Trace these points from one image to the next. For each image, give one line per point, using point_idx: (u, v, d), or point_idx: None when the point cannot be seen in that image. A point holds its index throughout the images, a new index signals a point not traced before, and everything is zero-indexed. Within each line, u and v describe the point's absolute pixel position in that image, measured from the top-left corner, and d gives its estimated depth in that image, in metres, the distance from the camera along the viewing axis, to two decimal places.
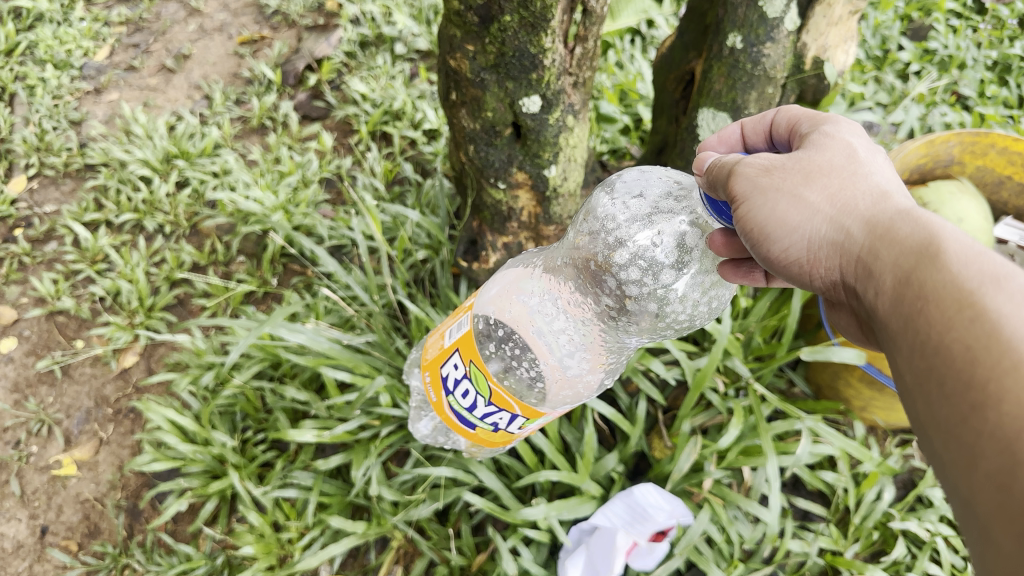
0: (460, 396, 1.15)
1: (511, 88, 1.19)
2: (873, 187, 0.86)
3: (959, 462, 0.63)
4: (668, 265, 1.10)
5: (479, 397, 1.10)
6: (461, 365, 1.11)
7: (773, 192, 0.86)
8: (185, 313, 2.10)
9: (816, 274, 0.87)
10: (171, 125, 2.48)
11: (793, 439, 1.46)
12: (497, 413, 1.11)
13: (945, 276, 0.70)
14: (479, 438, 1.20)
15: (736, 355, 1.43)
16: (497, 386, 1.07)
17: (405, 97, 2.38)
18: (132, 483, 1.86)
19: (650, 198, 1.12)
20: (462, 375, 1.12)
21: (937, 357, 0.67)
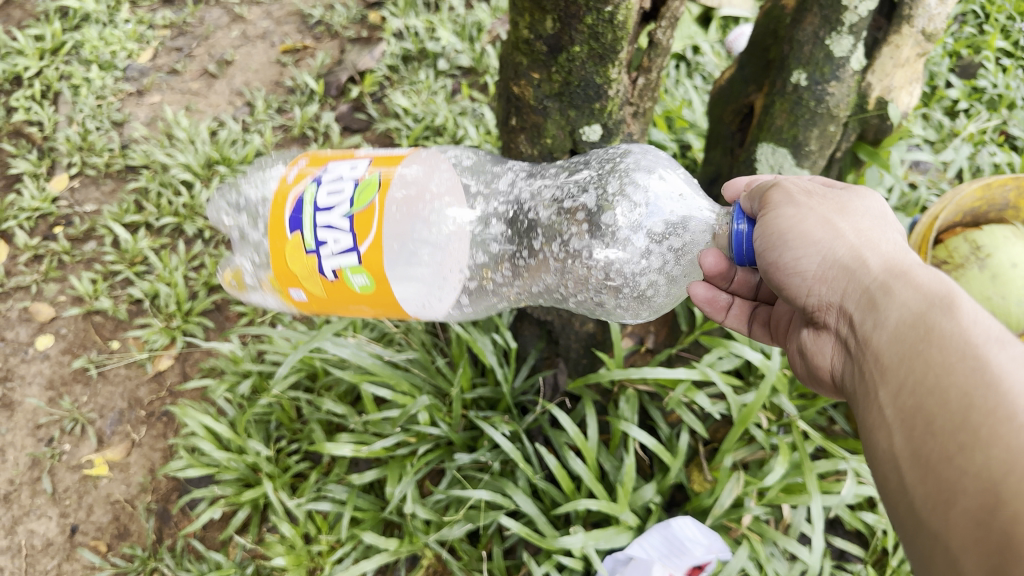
0: (324, 190, 1.11)
1: (573, 116, 1.26)
2: (894, 241, 0.92)
3: (935, 498, 0.67)
4: (661, 206, 1.13)
5: (353, 203, 1.09)
6: (364, 174, 1.11)
7: (806, 210, 0.95)
8: (222, 319, 2.12)
9: (814, 294, 0.92)
10: (213, 130, 2.49)
11: (835, 478, 1.45)
12: (344, 229, 1.09)
13: (953, 325, 0.74)
14: (284, 244, 1.12)
15: (783, 393, 1.43)
16: (378, 203, 1.08)
17: (448, 113, 2.39)
18: (162, 487, 1.86)
19: (682, 179, 1.19)
20: (351, 179, 1.11)
21: (932, 397, 0.72)
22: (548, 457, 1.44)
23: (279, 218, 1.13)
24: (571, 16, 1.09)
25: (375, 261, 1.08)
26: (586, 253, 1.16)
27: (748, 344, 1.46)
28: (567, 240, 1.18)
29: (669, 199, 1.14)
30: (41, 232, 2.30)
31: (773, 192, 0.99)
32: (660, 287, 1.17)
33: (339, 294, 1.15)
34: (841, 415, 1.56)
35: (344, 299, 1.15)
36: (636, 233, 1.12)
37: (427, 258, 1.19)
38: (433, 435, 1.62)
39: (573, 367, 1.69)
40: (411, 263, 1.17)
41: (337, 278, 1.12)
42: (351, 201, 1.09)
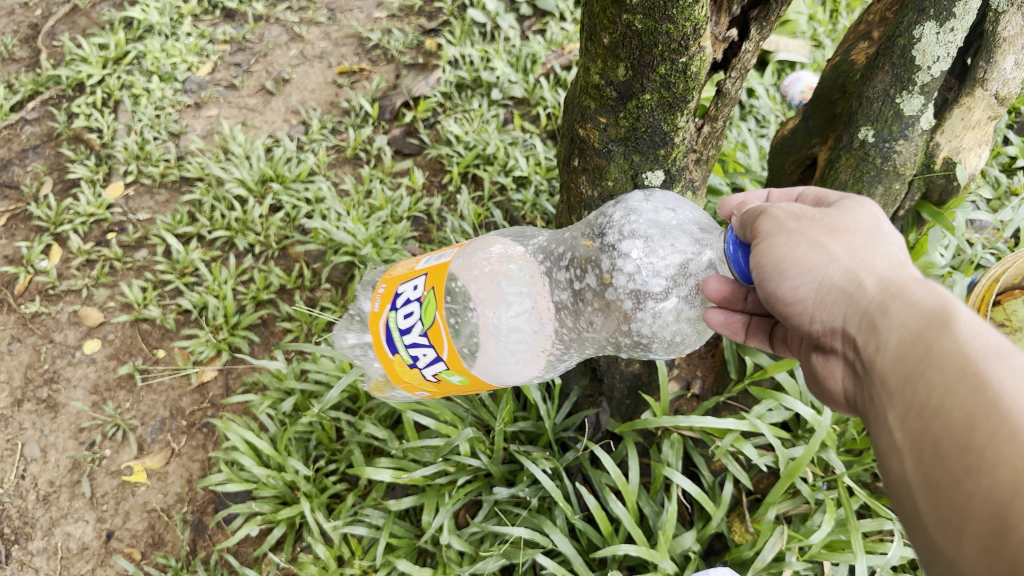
0: (401, 315, 1.20)
1: (637, 161, 1.31)
2: (890, 256, 0.86)
3: (947, 524, 0.62)
4: (658, 268, 1.10)
5: (422, 324, 1.15)
6: (422, 294, 1.16)
7: (797, 236, 0.89)
8: (267, 334, 2.14)
9: (817, 320, 0.88)
10: (268, 147, 2.53)
11: (879, 538, 1.44)
12: (428, 344, 1.15)
13: (951, 342, 0.69)
14: (394, 359, 1.23)
15: (831, 448, 1.42)
16: (440, 318, 1.12)
17: (499, 143, 2.41)
18: (199, 498, 1.87)
19: (678, 217, 1.16)
20: (416, 297, 1.17)
21: (936, 420, 0.66)
22: (588, 497, 1.43)
23: (382, 345, 1.25)
24: (644, 65, 1.12)
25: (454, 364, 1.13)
26: (615, 326, 1.17)
27: (798, 397, 1.44)
28: (584, 314, 1.19)
29: (661, 257, 1.10)
30: (94, 237, 2.34)
31: (763, 221, 0.93)
32: (687, 332, 1.19)
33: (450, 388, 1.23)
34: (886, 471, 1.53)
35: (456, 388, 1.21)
36: (644, 306, 1.11)
37: (522, 323, 1.23)
38: (472, 467, 1.63)
39: (617, 407, 1.69)
40: (506, 335, 1.23)
41: (438, 380, 1.19)
42: (419, 320, 1.15)
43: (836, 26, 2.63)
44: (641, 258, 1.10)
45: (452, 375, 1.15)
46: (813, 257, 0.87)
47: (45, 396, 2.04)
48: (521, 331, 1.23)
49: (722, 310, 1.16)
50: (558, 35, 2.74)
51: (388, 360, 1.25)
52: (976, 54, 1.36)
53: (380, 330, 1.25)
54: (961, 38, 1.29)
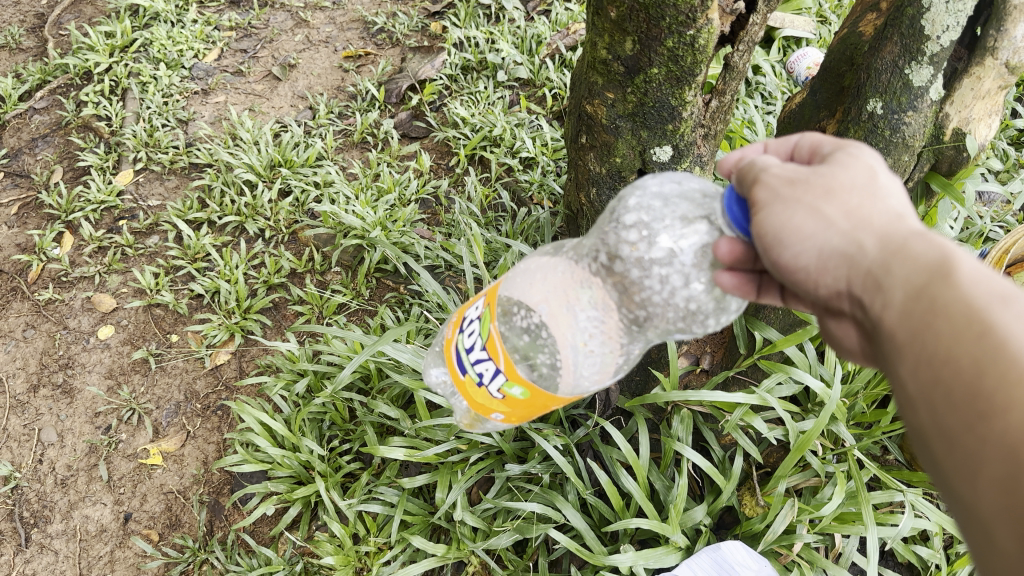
0: (466, 336, 1.06)
1: (644, 137, 1.31)
2: (890, 209, 0.78)
3: (962, 468, 0.63)
4: (659, 237, 1.01)
5: (482, 343, 1.01)
6: (480, 314, 1.03)
7: (794, 202, 0.79)
8: (279, 318, 2.15)
9: (823, 285, 0.80)
10: (276, 132, 2.54)
11: (890, 510, 1.45)
12: (488, 364, 1.00)
13: (955, 292, 0.66)
14: (463, 382, 1.08)
15: (841, 421, 1.43)
16: (494, 330, 0.98)
17: (505, 124, 2.40)
18: (215, 480, 1.88)
19: (680, 189, 1.08)
20: (477, 314, 1.04)
21: (944, 369, 0.65)
22: (599, 473, 1.45)
23: (455, 372, 1.11)
24: (651, 38, 1.14)
25: (516, 381, 0.97)
26: (637, 308, 1.03)
27: (807, 371, 1.44)
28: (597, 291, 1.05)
29: (662, 224, 1.02)
30: (106, 224, 2.36)
31: (754, 183, 0.84)
32: (705, 304, 1.04)
33: (522, 410, 1.03)
34: (896, 444, 1.54)
35: (530, 415, 1.03)
36: (648, 273, 1.00)
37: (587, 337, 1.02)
38: (484, 445, 1.65)
39: (626, 383, 1.71)
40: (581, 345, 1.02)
41: (504, 397, 1.01)
42: (478, 335, 1.02)
43: (841, 3, 2.62)
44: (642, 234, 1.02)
45: (519, 397, 0.99)
46: (813, 223, 0.77)
47: (61, 381, 2.06)
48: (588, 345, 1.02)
49: (731, 272, 0.98)
50: (563, 16, 2.74)
51: (460, 386, 1.09)
52: (986, 23, 1.35)
53: (452, 369, 1.11)
54: (970, 7, 1.30)
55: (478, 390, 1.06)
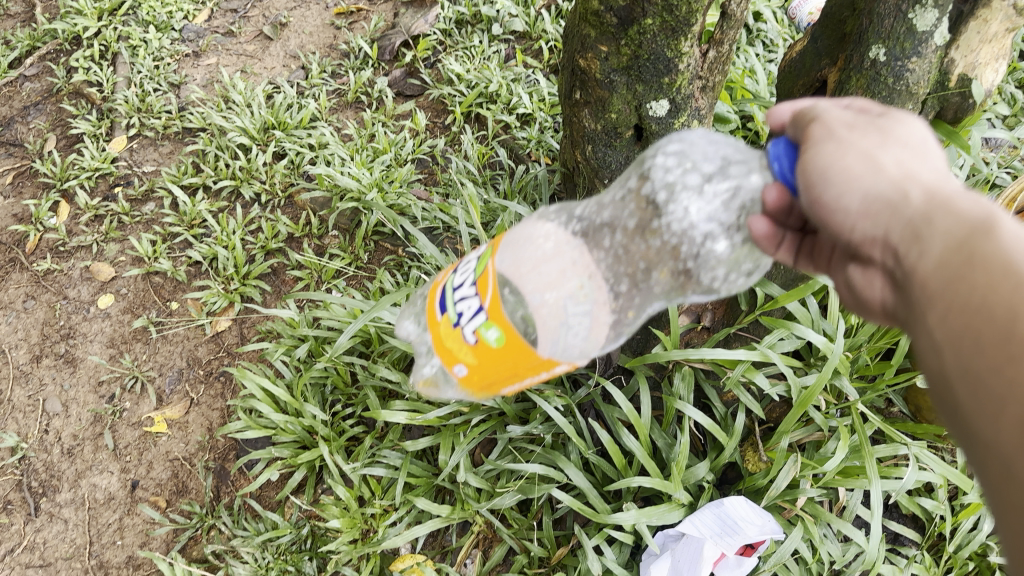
0: (455, 281, 1.05)
1: (640, 91, 1.28)
2: (936, 170, 0.75)
3: (988, 414, 0.59)
4: (699, 173, 0.99)
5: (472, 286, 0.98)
6: (478, 262, 1.01)
7: (847, 144, 0.76)
8: (278, 283, 2.13)
9: (857, 231, 0.76)
10: (269, 94, 2.50)
11: (894, 463, 1.44)
12: (474, 306, 0.97)
13: (999, 243, 0.63)
14: (439, 328, 1.06)
15: (844, 375, 1.40)
16: (489, 272, 0.96)
17: (501, 79, 2.35)
18: (220, 446, 1.89)
19: (726, 141, 1.06)
20: (473, 261, 1.03)
21: (978, 316, 0.62)
22: (601, 433, 1.45)
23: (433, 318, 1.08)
24: None
25: (496, 323, 0.93)
26: (648, 248, 1.01)
27: (810, 327, 1.40)
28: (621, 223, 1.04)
29: (701, 159, 1.00)
30: (101, 192, 2.34)
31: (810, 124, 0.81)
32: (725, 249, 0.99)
33: (489, 363, 0.99)
34: (900, 396, 1.52)
35: (499, 370, 0.99)
36: (674, 198, 0.97)
37: (577, 296, 0.98)
38: (486, 406, 1.64)
39: (627, 341, 1.67)
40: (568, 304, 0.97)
41: (475, 340, 0.97)
42: (472, 274, 1.00)
43: None
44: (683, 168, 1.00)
45: (493, 344, 0.95)
46: (864, 167, 0.74)
47: (63, 351, 2.06)
48: (576, 307, 0.98)
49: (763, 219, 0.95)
50: None
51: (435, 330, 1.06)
52: None
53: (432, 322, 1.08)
54: None
55: (451, 331, 1.02)
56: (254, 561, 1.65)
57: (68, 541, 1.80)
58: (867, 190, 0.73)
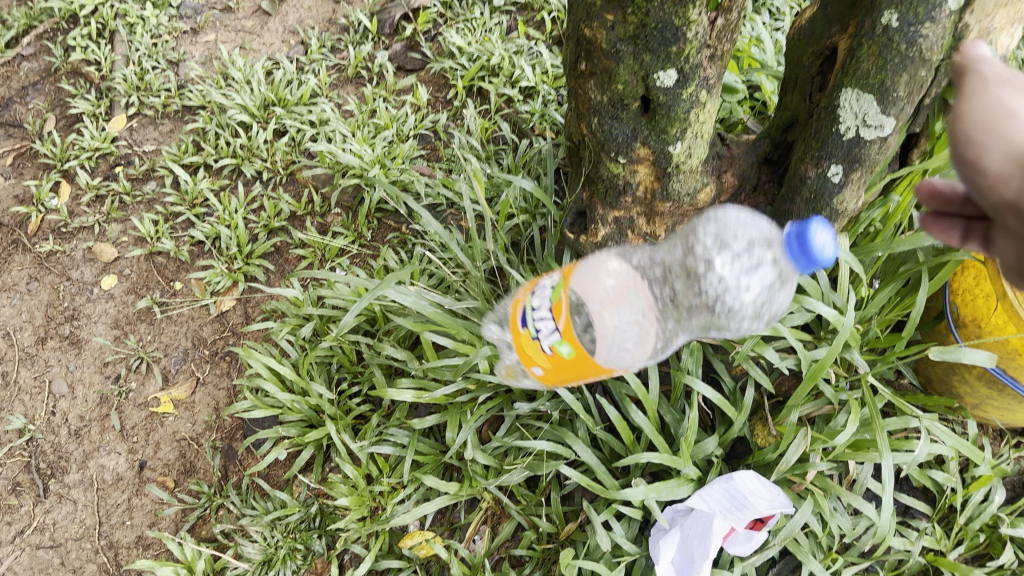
0: (533, 296, 1.13)
1: (647, 60, 1.13)
2: None
3: None
4: (731, 246, 1.06)
5: (546, 304, 1.08)
6: (553, 282, 1.09)
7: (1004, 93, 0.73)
8: (282, 262, 2.12)
9: (1006, 190, 0.74)
10: (268, 70, 2.46)
11: (905, 435, 1.43)
12: (547, 322, 1.06)
13: None
14: (520, 336, 1.15)
15: (855, 348, 1.37)
16: (562, 295, 1.05)
17: (503, 52, 2.32)
18: (227, 425, 1.88)
19: (760, 224, 1.13)
20: (547, 283, 1.12)
21: None
22: (609, 409, 1.43)
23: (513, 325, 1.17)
24: None
25: (569, 338, 1.03)
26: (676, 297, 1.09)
27: (820, 300, 1.36)
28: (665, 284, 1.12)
29: (735, 239, 1.08)
30: (102, 172, 2.32)
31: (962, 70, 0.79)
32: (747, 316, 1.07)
33: (562, 369, 1.09)
34: (910, 368, 1.51)
35: (569, 374, 1.10)
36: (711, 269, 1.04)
37: (633, 324, 1.08)
38: (492, 383, 1.62)
39: None
40: (626, 331, 1.08)
41: (551, 351, 1.07)
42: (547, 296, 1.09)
43: None
44: (716, 242, 1.08)
45: (564, 355, 1.05)
46: (1010, 123, 0.72)
47: (67, 333, 2.05)
48: (630, 333, 1.08)
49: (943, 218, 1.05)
50: None
51: (515, 337, 1.16)
52: None
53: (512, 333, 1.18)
54: None
55: (530, 342, 1.12)
56: (263, 540, 1.66)
57: (77, 521, 1.81)
58: (1008, 149, 0.72)
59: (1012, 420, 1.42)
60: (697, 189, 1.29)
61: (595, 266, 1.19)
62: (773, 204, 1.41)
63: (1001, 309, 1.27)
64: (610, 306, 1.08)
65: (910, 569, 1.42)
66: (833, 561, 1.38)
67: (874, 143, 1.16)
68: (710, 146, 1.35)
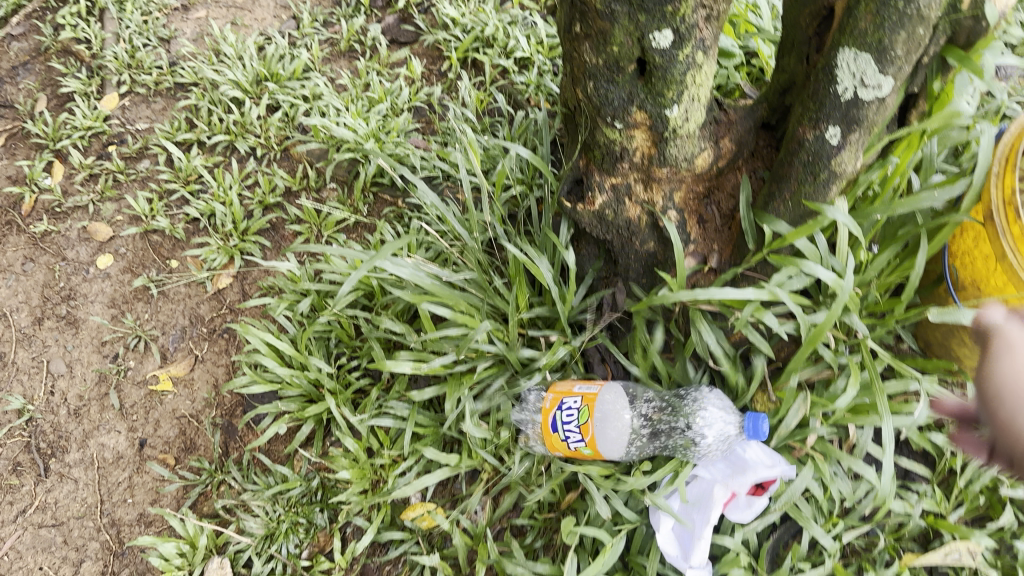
0: (563, 415, 1.41)
1: (642, 21, 1.11)
2: None
3: None
4: (700, 421, 1.38)
5: (576, 420, 1.40)
6: (580, 404, 1.40)
7: None
8: (278, 238, 2.11)
9: None
10: (260, 45, 2.44)
11: (904, 399, 1.43)
12: (575, 433, 1.40)
13: None
14: (550, 432, 1.44)
15: (854, 312, 1.36)
16: (591, 422, 1.38)
17: (497, 23, 2.29)
18: (226, 402, 1.88)
19: (725, 403, 1.41)
20: (574, 404, 1.41)
21: None
22: None
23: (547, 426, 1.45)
24: None
25: (591, 447, 1.39)
26: (656, 429, 1.43)
27: (819, 264, 1.35)
28: (653, 432, 1.43)
29: (709, 424, 1.38)
30: (95, 151, 2.30)
31: None
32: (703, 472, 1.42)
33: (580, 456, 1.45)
34: (910, 332, 1.51)
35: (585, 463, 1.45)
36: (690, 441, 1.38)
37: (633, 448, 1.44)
38: (491, 354, 1.62)
39: (632, 287, 1.62)
40: (627, 449, 1.43)
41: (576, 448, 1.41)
42: (577, 419, 1.40)
43: None
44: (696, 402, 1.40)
45: (585, 453, 1.42)
46: None
47: (64, 313, 2.04)
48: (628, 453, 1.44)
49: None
50: None
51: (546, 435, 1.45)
52: None
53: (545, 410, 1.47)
54: None
55: (558, 440, 1.43)
56: (265, 514, 1.66)
57: (79, 500, 1.81)
58: None
59: None
60: (694, 154, 1.28)
61: (605, 391, 1.46)
62: (771, 169, 1.40)
63: (1000, 269, 1.25)
64: (618, 426, 1.43)
65: (910, 532, 1.43)
66: (834, 526, 1.39)
67: (871, 104, 1.15)
68: (707, 109, 1.34)
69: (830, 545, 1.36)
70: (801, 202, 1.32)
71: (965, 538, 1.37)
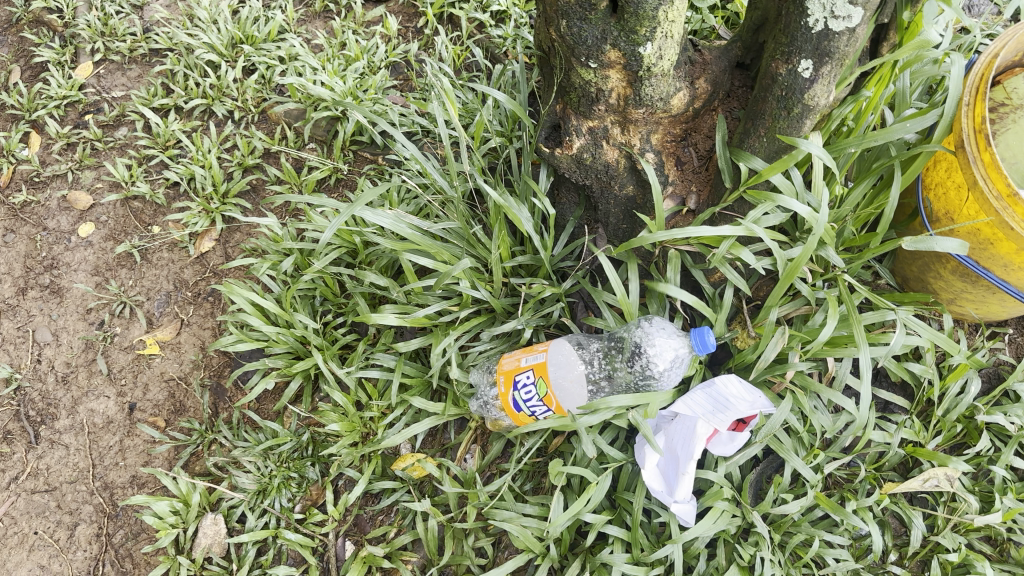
0: (521, 391, 1.40)
1: None
2: None
3: None
4: (647, 347, 1.40)
5: (536, 395, 1.39)
6: (533, 377, 1.39)
7: None
8: (258, 200, 2.11)
9: None
10: (234, 8, 2.41)
11: (882, 331, 1.46)
12: (539, 407, 1.39)
13: None
14: (511, 411, 1.44)
15: (830, 245, 1.38)
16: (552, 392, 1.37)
17: None
18: (215, 363, 1.89)
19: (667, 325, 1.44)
20: (527, 378, 1.39)
21: None
22: None
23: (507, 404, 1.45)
24: None
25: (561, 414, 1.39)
26: (611, 373, 1.45)
27: (795, 199, 1.36)
28: (610, 371, 1.45)
29: (657, 347, 1.39)
30: (71, 120, 2.28)
31: None
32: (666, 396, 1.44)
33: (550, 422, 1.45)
34: (888, 268, 1.54)
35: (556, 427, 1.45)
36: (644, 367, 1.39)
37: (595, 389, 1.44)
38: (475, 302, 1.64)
39: (613, 233, 1.64)
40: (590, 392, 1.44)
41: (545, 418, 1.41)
42: (536, 392, 1.38)
43: None
44: (640, 335, 1.41)
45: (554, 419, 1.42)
46: None
47: (48, 282, 2.04)
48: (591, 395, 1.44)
49: None
50: None
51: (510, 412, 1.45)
52: None
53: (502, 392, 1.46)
54: None
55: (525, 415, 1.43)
56: (257, 470, 1.68)
57: (71, 465, 1.82)
58: None
59: (987, 311, 1.44)
60: (669, 92, 1.29)
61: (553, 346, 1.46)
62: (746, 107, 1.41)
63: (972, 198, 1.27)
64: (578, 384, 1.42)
65: (890, 461, 1.47)
66: (815, 457, 1.41)
67: (842, 35, 1.16)
68: (680, 48, 1.34)
69: (810, 477, 1.38)
70: (774, 137, 1.33)
71: (943, 464, 1.41)
